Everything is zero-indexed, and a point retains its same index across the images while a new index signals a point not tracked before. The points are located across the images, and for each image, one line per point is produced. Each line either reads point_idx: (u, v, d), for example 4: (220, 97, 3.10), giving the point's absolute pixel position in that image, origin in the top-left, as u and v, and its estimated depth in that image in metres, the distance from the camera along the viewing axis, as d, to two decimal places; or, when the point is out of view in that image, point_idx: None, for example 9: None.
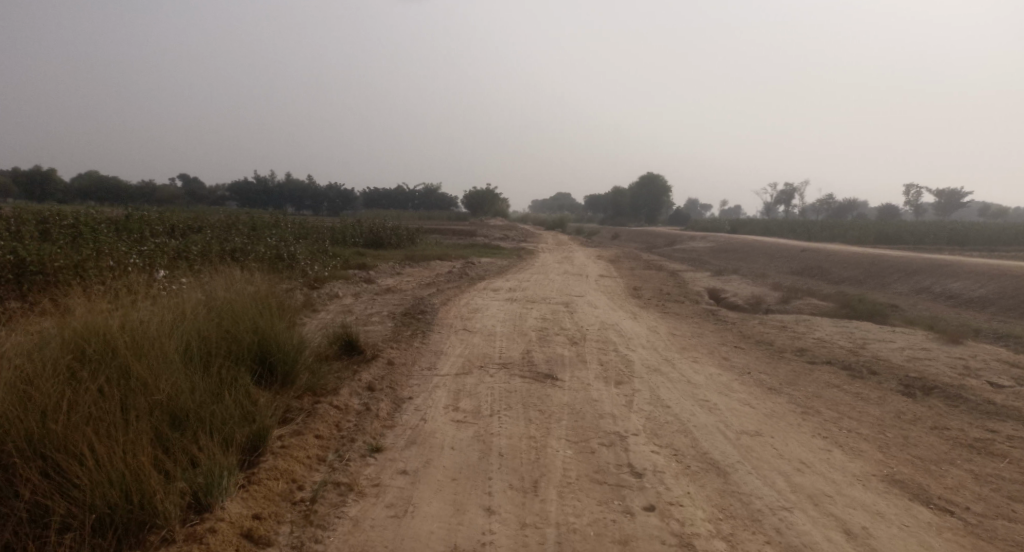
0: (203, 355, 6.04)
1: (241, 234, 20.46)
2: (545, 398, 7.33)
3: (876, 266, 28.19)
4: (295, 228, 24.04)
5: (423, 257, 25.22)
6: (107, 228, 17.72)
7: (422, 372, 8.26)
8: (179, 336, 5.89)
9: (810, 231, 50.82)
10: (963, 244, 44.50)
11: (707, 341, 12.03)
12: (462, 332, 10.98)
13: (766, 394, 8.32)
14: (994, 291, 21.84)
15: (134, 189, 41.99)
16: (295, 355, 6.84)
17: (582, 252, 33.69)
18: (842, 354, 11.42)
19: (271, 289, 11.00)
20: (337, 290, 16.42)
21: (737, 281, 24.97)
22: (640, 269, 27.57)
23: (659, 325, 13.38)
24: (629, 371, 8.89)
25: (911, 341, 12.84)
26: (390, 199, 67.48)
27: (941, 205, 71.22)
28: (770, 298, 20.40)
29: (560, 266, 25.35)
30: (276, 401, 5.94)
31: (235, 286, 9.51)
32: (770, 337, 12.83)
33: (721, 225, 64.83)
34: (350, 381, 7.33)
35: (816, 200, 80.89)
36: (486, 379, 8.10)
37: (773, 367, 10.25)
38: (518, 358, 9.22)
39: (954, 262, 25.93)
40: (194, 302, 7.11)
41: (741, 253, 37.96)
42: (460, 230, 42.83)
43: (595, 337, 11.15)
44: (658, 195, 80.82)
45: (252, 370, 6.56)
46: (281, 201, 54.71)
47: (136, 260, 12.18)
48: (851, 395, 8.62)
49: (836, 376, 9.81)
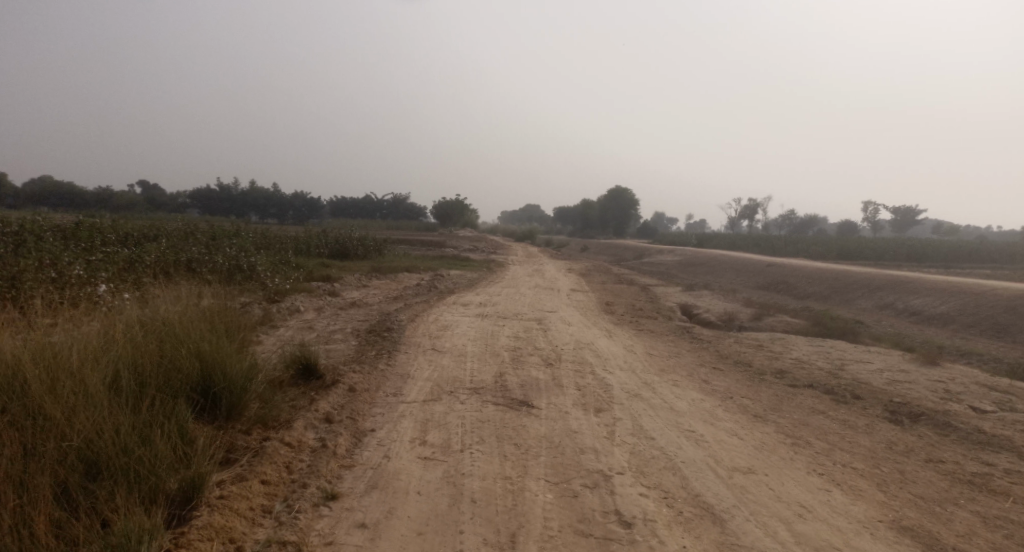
0: (135, 386, 5.41)
1: (200, 243, 19.56)
2: (520, 430, 6.76)
3: (842, 281, 28.20)
4: (257, 238, 23.16)
5: (390, 268, 24.49)
6: (55, 236, 16.74)
7: (386, 399, 7.62)
8: (105, 367, 5.27)
9: (774, 245, 51.23)
10: (921, 261, 45.20)
11: (685, 362, 11.55)
12: (430, 352, 10.35)
13: (753, 423, 7.85)
14: (956, 308, 21.89)
15: (91, 195, 40.56)
16: (244, 382, 6.18)
17: (552, 265, 33.24)
18: (823, 377, 11.04)
19: (225, 307, 10.27)
20: (298, 304, 15.68)
21: (709, 296, 24.69)
22: (612, 283, 27.18)
23: (635, 344, 12.89)
24: (608, 396, 8.34)
25: (888, 362, 12.54)
26: (358, 208, 66.57)
27: (898, 221, 72.63)
28: (742, 315, 20.11)
29: (531, 280, 24.84)
30: (217, 440, 5.32)
31: (182, 302, 8.80)
32: (747, 358, 12.42)
33: (687, 238, 65.12)
34: (307, 412, 6.71)
35: (780, 216, 81.90)
36: (455, 407, 7.50)
37: (755, 391, 9.80)
38: (490, 383, 8.62)
39: (917, 279, 26.01)
40: (130, 325, 6.46)
41: (709, 267, 37.89)
42: (428, 241, 42.16)
43: (570, 358, 10.59)
44: (626, 208, 80.97)
45: (193, 402, 5.92)
46: (245, 209, 53.49)
47: (82, 272, 11.40)
48: (839, 423, 8.20)
49: (821, 401, 9.38)
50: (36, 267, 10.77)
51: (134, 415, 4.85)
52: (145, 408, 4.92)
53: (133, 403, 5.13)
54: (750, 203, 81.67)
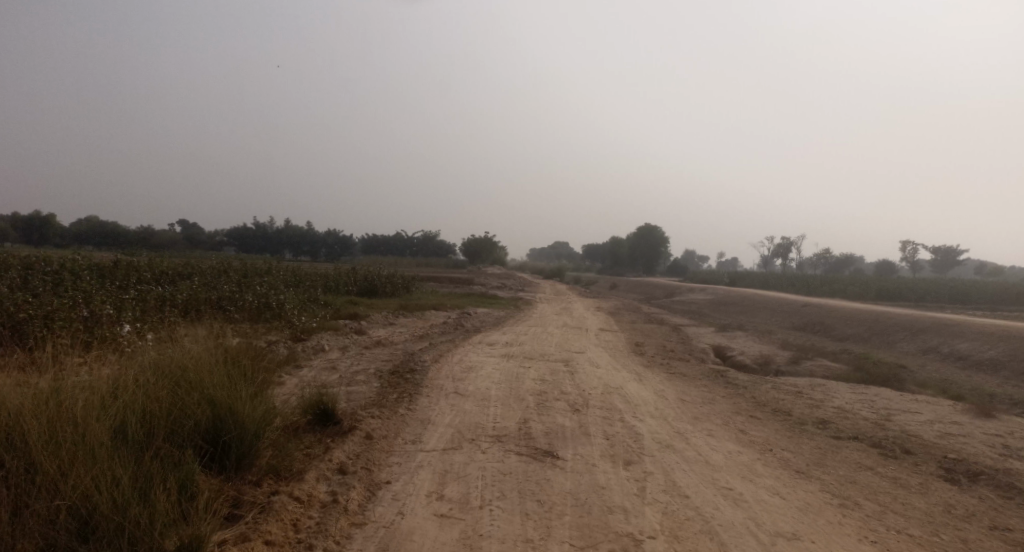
0: (141, 433, 5.13)
1: (231, 281, 19.61)
2: (544, 484, 6.34)
3: (882, 323, 27.26)
4: (287, 275, 23.19)
5: (418, 306, 24.30)
6: (91, 274, 16.89)
7: (405, 447, 7.26)
8: (110, 412, 5.01)
9: (810, 284, 50.13)
10: (964, 302, 43.76)
11: (719, 410, 11.01)
12: (453, 396, 9.99)
13: (795, 480, 7.33)
14: (1005, 353, 20.90)
15: (131, 233, 41.44)
16: (256, 429, 5.87)
17: (582, 303, 32.83)
18: (868, 429, 10.40)
19: (247, 348, 10.07)
20: (324, 343, 15.50)
21: (743, 338, 24.00)
22: (642, 323, 26.64)
23: (667, 389, 12.37)
24: (639, 447, 7.88)
25: (937, 413, 11.85)
26: (389, 245, 67.06)
27: (938, 261, 70.75)
28: (778, 358, 19.43)
29: (559, 319, 24.43)
30: (222, 493, 5.02)
31: (201, 341, 8.59)
32: (786, 406, 11.82)
33: (719, 277, 64.16)
34: (320, 462, 6.37)
35: (814, 255, 80.46)
36: (476, 457, 7.11)
37: (795, 442, 9.23)
38: (513, 430, 8.22)
39: (961, 322, 25.01)
40: (141, 367, 6.22)
41: (742, 307, 37.08)
42: (457, 278, 42.05)
43: (598, 404, 10.13)
44: (657, 246, 80.37)
45: (202, 451, 5.62)
46: (279, 246, 54.14)
47: (109, 309, 11.33)
48: (889, 482, 7.62)
49: (867, 456, 8.78)
50: (64, 304, 10.71)
51: (136, 467, 4.58)
52: (149, 460, 4.63)
53: (137, 453, 4.85)
54: (783, 242, 80.45)
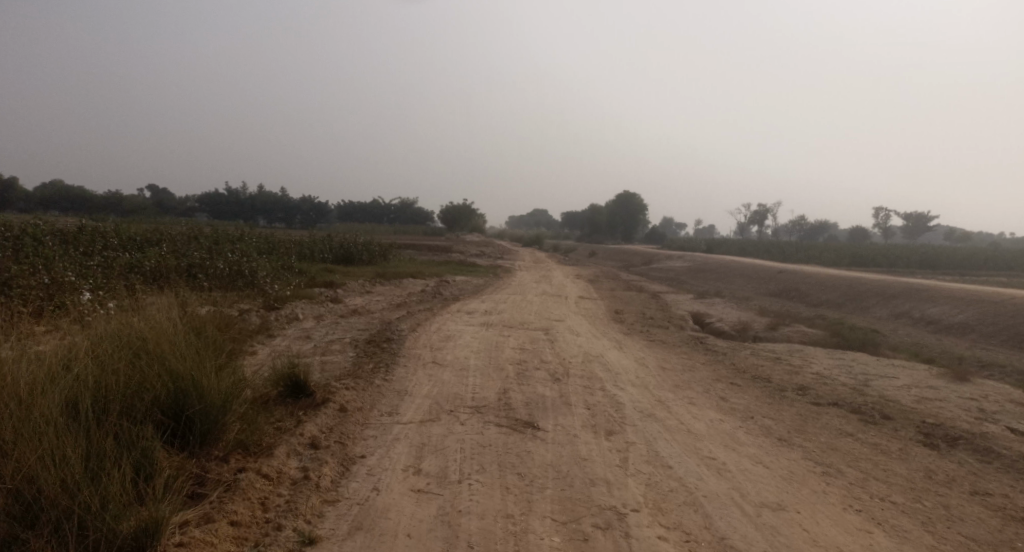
0: (94, 410, 4.87)
1: (202, 248, 19.11)
2: (524, 456, 6.18)
3: (856, 289, 27.47)
4: (261, 242, 22.69)
5: (395, 274, 23.95)
6: (55, 240, 16.32)
7: (381, 420, 7.06)
8: (59, 388, 4.73)
9: (785, 251, 50.47)
10: (934, 268, 44.37)
11: (700, 377, 10.91)
12: (431, 366, 9.77)
13: (777, 448, 7.24)
14: (975, 317, 21.14)
15: (101, 199, 40.39)
16: (221, 403, 5.61)
17: (561, 271, 32.67)
18: (847, 395, 10.38)
19: (215, 321, 9.73)
20: (298, 312, 15.16)
21: (721, 305, 24.03)
22: (621, 290, 26.56)
23: (647, 356, 12.25)
24: (620, 417, 7.74)
25: (913, 378, 11.89)
26: (366, 213, 66.26)
27: (909, 228, 71.56)
28: (757, 324, 19.44)
29: (538, 286, 24.26)
30: (183, 472, 4.80)
31: (164, 309, 8.25)
32: (765, 372, 11.77)
33: (696, 244, 64.36)
34: (291, 436, 6.15)
35: (790, 222, 81.05)
36: (454, 429, 6.92)
37: (776, 410, 9.17)
38: (492, 401, 8.03)
39: (933, 287, 25.25)
40: (96, 339, 5.91)
41: (719, 274, 37.20)
42: (435, 246, 41.67)
43: (579, 373, 9.98)
44: (634, 213, 80.39)
45: (164, 427, 5.36)
46: (253, 214, 53.20)
47: (73, 277, 10.92)
48: (871, 448, 7.57)
49: (848, 422, 8.74)
50: (26, 272, 10.29)
51: (87, 447, 4.33)
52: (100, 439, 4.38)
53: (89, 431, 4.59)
54: (759, 209, 80.79)
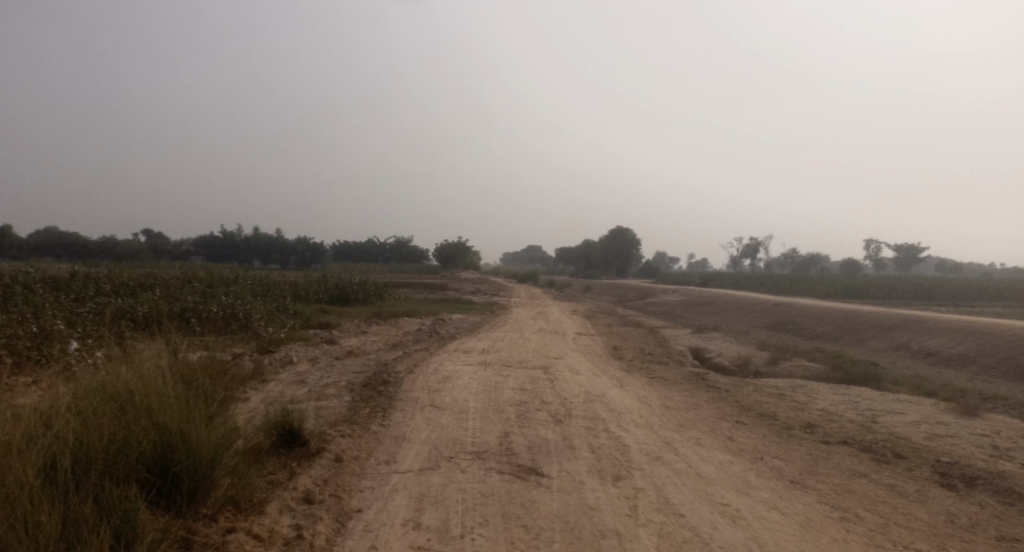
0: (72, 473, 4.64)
1: (195, 291, 18.86)
2: (529, 506, 5.91)
3: (852, 321, 27.30)
4: (255, 284, 22.44)
5: (391, 313, 23.69)
6: (45, 287, 16.08)
7: (378, 470, 6.80)
8: (34, 452, 4.51)
9: (779, 284, 50.42)
10: (929, 299, 44.35)
11: (705, 416, 10.64)
12: (429, 409, 9.49)
13: (791, 491, 6.98)
14: (974, 348, 20.94)
15: (94, 244, 40.21)
16: (211, 457, 5.36)
17: (557, 307, 32.46)
18: (856, 432, 10.12)
19: (206, 369, 9.48)
20: (292, 354, 14.88)
21: (720, 339, 23.79)
22: (618, 326, 26.32)
23: (650, 395, 11.98)
24: (627, 460, 7.48)
25: (922, 413, 11.63)
26: (361, 252, 66.16)
27: (901, 259, 71.78)
28: (757, 359, 19.19)
29: (535, 323, 24.01)
30: (166, 539, 4.57)
31: (153, 356, 7.99)
32: (771, 409, 11.51)
33: (690, 278, 64.31)
34: (283, 491, 5.93)
35: (782, 255, 81.32)
36: (455, 477, 6.65)
37: (785, 449, 8.90)
38: (493, 445, 7.75)
39: (930, 319, 25.10)
40: (79, 394, 5.68)
41: (714, 307, 37.05)
42: (430, 283, 41.49)
43: (581, 414, 9.70)
44: (628, 248, 80.51)
45: (149, 486, 5.12)
46: (247, 255, 53.02)
47: (61, 325, 10.69)
48: (887, 490, 7.31)
49: (860, 462, 8.47)
50: (13, 321, 10.06)
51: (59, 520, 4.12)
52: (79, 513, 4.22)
53: (65, 499, 4.37)
54: (751, 242, 81.06)
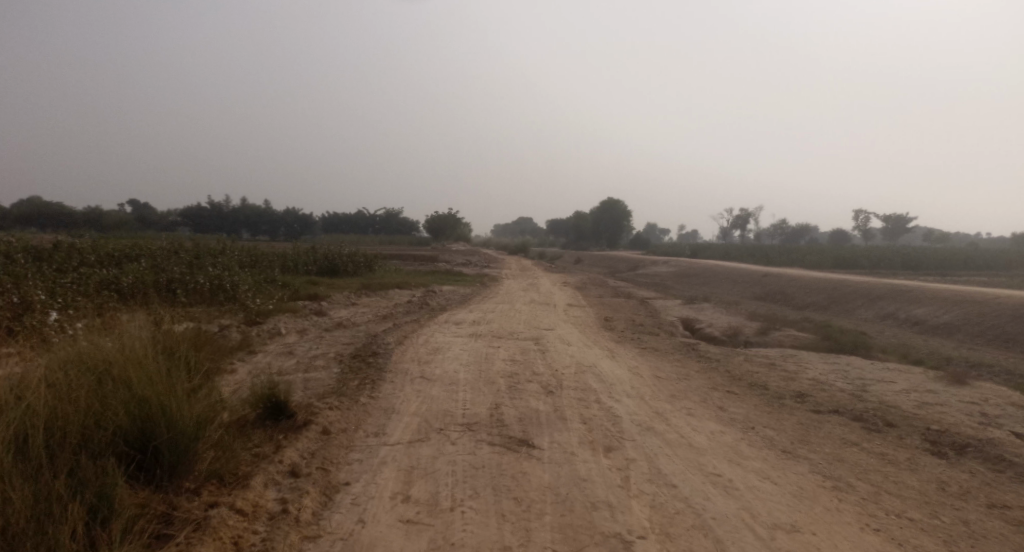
0: (46, 451, 4.53)
1: (182, 262, 18.59)
2: (520, 478, 5.84)
3: (841, 291, 27.37)
4: (243, 255, 22.17)
5: (381, 284, 23.53)
6: (28, 258, 15.80)
7: (367, 442, 6.71)
8: (5, 429, 4.40)
9: (769, 255, 50.53)
10: (916, 269, 44.58)
11: (696, 386, 10.60)
12: (419, 381, 9.39)
13: (784, 460, 6.95)
14: (960, 317, 21.03)
15: (80, 215, 39.64)
16: (193, 431, 5.26)
17: (547, 278, 32.38)
18: (847, 401, 10.10)
19: (191, 342, 9.33)
20: (281, 326, 14.75)
21: (710, 310, 23.79)
22: (609, 297, 26.26)
23: (641, 365, 11.92)
24: (618, 431, 7.42)
25: (911, 382, 11.64)
26: (350, 224, 65.71)
27: (888, 230, 72.07)
28: (747, 329, 19.20)
29: (525, 295, 23.91)
30: (145, 518, 4.50)
31: (134, 327, 7.81)
32: (762, 379, 11.49)
33: (680, 249, 64.29)
34: (268, 464, 5.83)
35: (771, 226, 81.44)
36: (445, 450, 6.56)
37: (776, 419, 8.87)
38: (484, 417, 7.67)
39: (917, 288, 25.18)
40: (55, 367, 5.53)
41: (704, 278, 37.08)
42: (420, 255, 41.26)
43: (573, 384, 9.63)
44: (618, 220, 80.38)
45: (129, 460, 5.03)
46: (236, 226, 52.53)
47: (43, 296, 10.48)
48: (879, 458, 7.31)
49: (851, 431, 8.45)
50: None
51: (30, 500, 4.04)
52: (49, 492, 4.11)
53: (39, 476, 4.28)
54: (741, 213, 81.10)
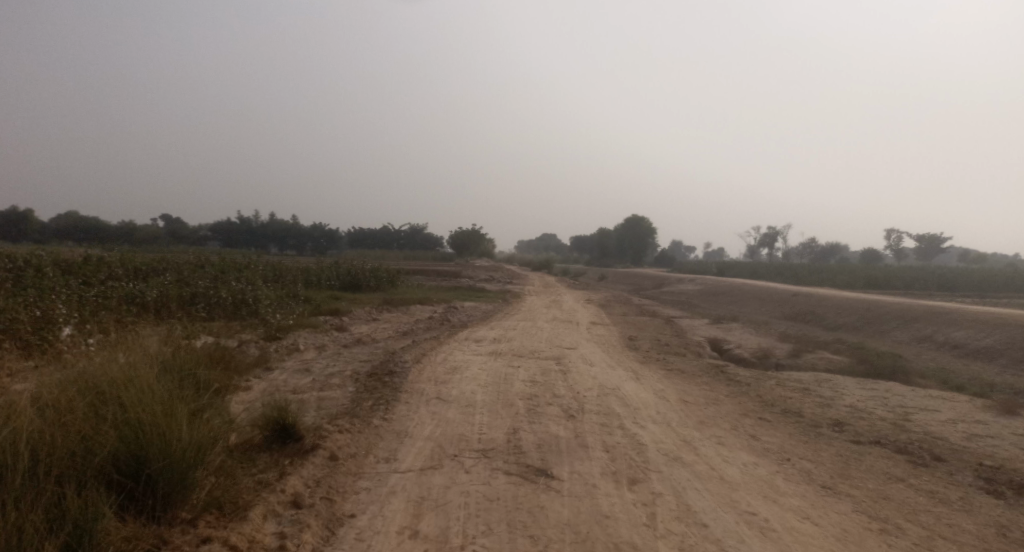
0: (26, 482, 4.21)
1: (207, 276, 18.48)
2: (537, 514, 5.40)
3: (875, 311, 26.51)
4: (267, 270, 22.07)
5: (403, 300, 23.26)
6: (55, 269, 15.78)
7: (377, 470, 6.32)
8: None
9: (798, 274, 49.50)
10: (953, 290, 43.32)
11: (726, 412, 10.07)
12: (435, 402, 9.00)
13: (824, 497, 6.43)
14: (1001, 341, 20.14)
15: (113, 229, 40.13)
16: (189, 459, 4.90)
17: (571, 295, 31.89)
18: (888, 431, 9.50)
19: (203, 357, 9.02)
20: (300, 342, 14.49)
21: (739, 330, 23.12)
22: (634, 315, 25.72)
23: (668, 388, 11.40)
24: (643, 461, 6.95)
25: (957, 412, 10.98)
26: (376, 239, 65.90)
27: (922, 249, 70.44)
28: (778, 351, 18.54)
29: (548, 312, 23.47)
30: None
31: (141, 342, 7.50)
32: (796, 405, 10.91)
33: (707, 267, 63.32)
34: (269, 493, 5.45)
35: (800, 245, 80.16)
36: (458, 479, 6.14)
37: (813, 450, 8.32)
38: (501, 443, 7.24)
39: (956, 310, 24.27)
40: (48, 388, 5.22)
41: (732, 297, 36.31)
42: (444, 271, 41.00)
43: (595, 409, 9.16)
44: (644, 237, 79.69)
45: (120, 489, 4.69)
46: (264, 241, 52.92)
47: (63, 310, 10.31)
48: (928, 498, 6.74)
49: (895, 465, 7.89)
50: (15, 304, 9.67)
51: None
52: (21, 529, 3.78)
53: (15, 511, 3.95)
54: (769, 231, 79.90)
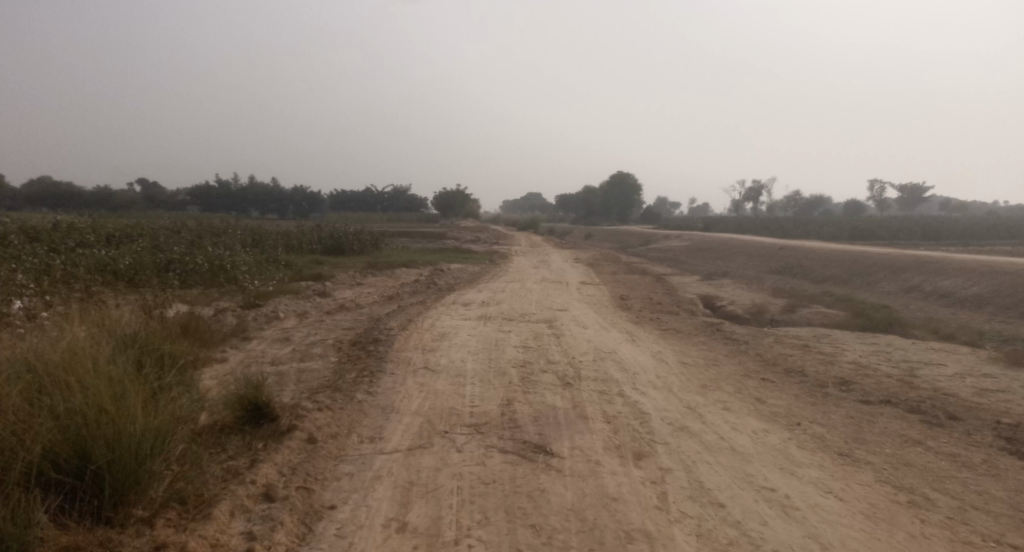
0: None
1: (182, 242, 17.69)
2: (537, 498, 4.90)
3: (863, 263, 26.14)
4: (246, 234, 21.25)
5: (388, 263, 22.57)
6: (20, 237, 14.91)
7: (360, 452, 5.77)
8: None
9: (784, 227, 49.09)
10: (937, 239, 43.08)
11: (728, 374, 9.60)
12: (422, 373, 8.45)
13: (843, 466, 5.99)
14: (991, 289, 19.83)
15: (88, 195, 38.83)
16: (143, 450, 4.34)
17: (559, 255, 31.29)
18: (897, 389, 9.09)
19: (172, 329, 8.34)
20: (280, 309, 13.87)
21: (730, 285, 22.69)
22: (623, 274, 25.22)
23: (665, 350, 10.92)
24: (647, 433, 6.47)
25: (962, 366, 10.58)
26: (359, 202, 64.74)
27: (904, 200, 70.28)
28: (772, 306, 18.12)
29: (537, 272, 22.88)
30: None
31: (97, 314, 6.80)
32: (799, 364, 10.47)
33: (693, 222, 62.75)
34: (238, 484, 4.91)
35: (785, 198, 79.79)
36: (450, 459, 5.63)
37: (823, 412, 7.88)
38: (494, 417, 6.73)
39: (945, 259, 23.93)
40: None
41: (718, 253, 35.91)
42: (429, 233, 40.30)
43: (593, 375, 8.66)
44: (629, 193, 78.88)
45: (63, 489, 4.14)
46: (245, 205, 51.71)
47: (21, 281, 9.58)
48: (950, 463, 6.32)
49: (910, 426, 7.47)
50: None
51: None
52: None
53: None
54: (754, 186, 79.33)
